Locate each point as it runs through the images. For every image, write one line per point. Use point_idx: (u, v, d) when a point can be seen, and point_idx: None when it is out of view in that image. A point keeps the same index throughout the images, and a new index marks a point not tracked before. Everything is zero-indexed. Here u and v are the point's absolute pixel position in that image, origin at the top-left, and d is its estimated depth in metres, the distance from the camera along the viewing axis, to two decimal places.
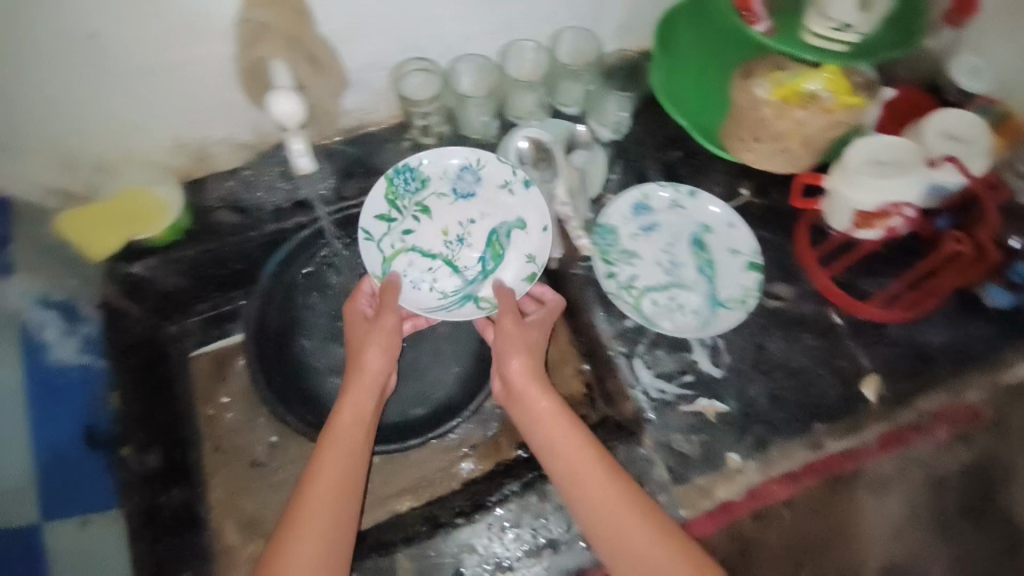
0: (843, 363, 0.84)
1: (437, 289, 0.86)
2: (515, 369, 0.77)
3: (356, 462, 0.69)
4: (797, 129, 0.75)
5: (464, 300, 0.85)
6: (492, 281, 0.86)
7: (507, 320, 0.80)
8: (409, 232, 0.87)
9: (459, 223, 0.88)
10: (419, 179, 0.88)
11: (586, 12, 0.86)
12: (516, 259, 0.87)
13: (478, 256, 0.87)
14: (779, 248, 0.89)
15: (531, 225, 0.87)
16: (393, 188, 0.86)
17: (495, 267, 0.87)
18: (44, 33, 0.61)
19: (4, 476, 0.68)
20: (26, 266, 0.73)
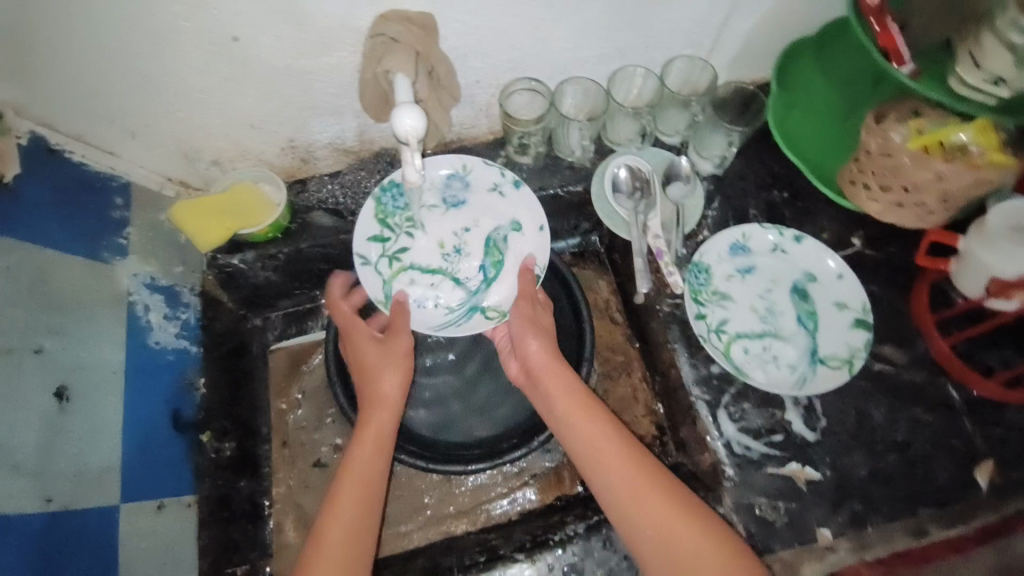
0: (956, 443, 0.75)
1: (442, 305, 0.82)
2: (533, 349, 0.75)
3: (370, 471, 0.68)
4: (934, 184, 0.68)
5: (472, 312, 0.82)
6: (497, 289, 0.83)
7: (522, 304, 0.78)
8: (403, 252, 0.83)
9: (454, 234, 0.85)
10: (407, 194, 0.85)
11: (699, 42, 0.84)
12: (515, 263, 0.84)
13: (478, 265, 0.83)
14: (890, 307, 0.82)
15: (527, 227, 0.84)
16: (381, 206, 0.83)
17: (497, 274, 0.83)
18: (192, 32, 0.64)
19: (95, 455, 0.62)
20: (139, 249, 0.75)
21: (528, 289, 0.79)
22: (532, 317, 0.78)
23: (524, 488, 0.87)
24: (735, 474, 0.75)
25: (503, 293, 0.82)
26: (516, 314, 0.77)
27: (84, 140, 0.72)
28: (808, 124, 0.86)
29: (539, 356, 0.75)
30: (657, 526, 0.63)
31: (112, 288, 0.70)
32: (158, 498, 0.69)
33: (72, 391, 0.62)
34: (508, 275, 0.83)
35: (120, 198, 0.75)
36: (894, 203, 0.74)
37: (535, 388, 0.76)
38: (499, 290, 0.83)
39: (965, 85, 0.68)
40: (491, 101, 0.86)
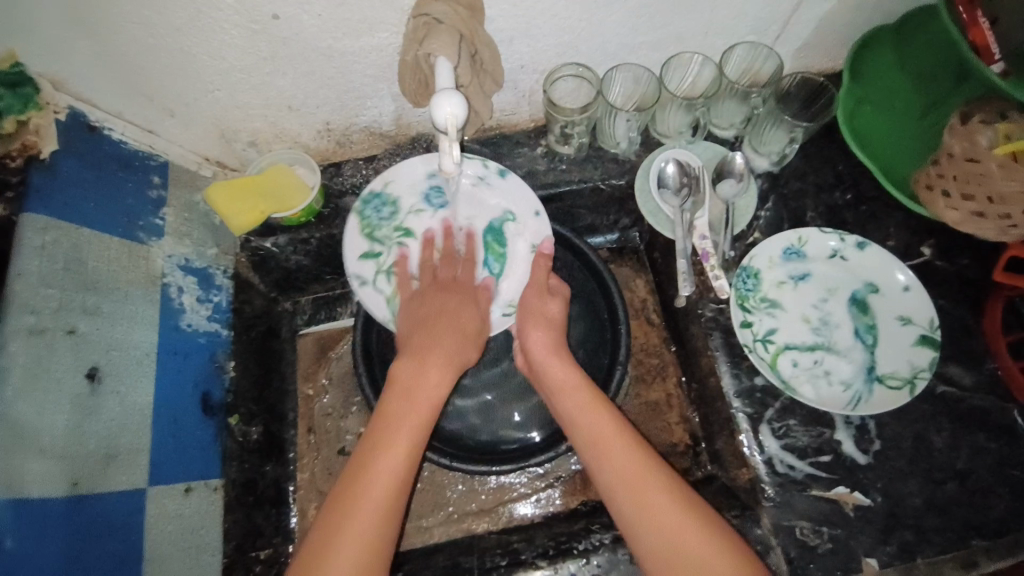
0: (1023, 475, 0.69)
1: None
2: (536, 340, 0.74)
3: (429, 405, 0.66)
4: (1021, 195, 0.61)
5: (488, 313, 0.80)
6: (506, 285, 0.81)
7: (529, 293, 0.76)
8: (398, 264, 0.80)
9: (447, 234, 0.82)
10: (389, 203, 0.81)
11: (763, 28, 0.78)
12: (517, 254, 0.81)
13: (481, 262, 0.81)
14: (957, 323, 0.75)
15: (522, 214, 0.81)
16: (366, 221, 0.80)
17: (501, 267, 0.81)
18: (233, 10, 0.62)
19: (123, 439, 0.62)
20: (174, 229, 0.75)
21: (541, 279, 0.76)
22: (534, 307, 0.75)
23: (549, 489, 0.86)
24: (776, 493, 0.71)
25: (514, 288, 0.80)
26: (523, 304, 0.76)
27: (124, 118, 0.71)
28: (880, 120, 0.80)
29: (541, 346, 0.73)
30: (656, 511, 0.58)
31: (147, 269, 0.70)
32: (185, 480, 0.69)
33: (104, 373, 0.62)
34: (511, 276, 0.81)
35: (156, 176, 0.74)
36: (974, 212, 0.67)
37: (540, 380, 0.74)
38: (510, 286, 0.80)
39: None
40: (535, 87, 0.82)
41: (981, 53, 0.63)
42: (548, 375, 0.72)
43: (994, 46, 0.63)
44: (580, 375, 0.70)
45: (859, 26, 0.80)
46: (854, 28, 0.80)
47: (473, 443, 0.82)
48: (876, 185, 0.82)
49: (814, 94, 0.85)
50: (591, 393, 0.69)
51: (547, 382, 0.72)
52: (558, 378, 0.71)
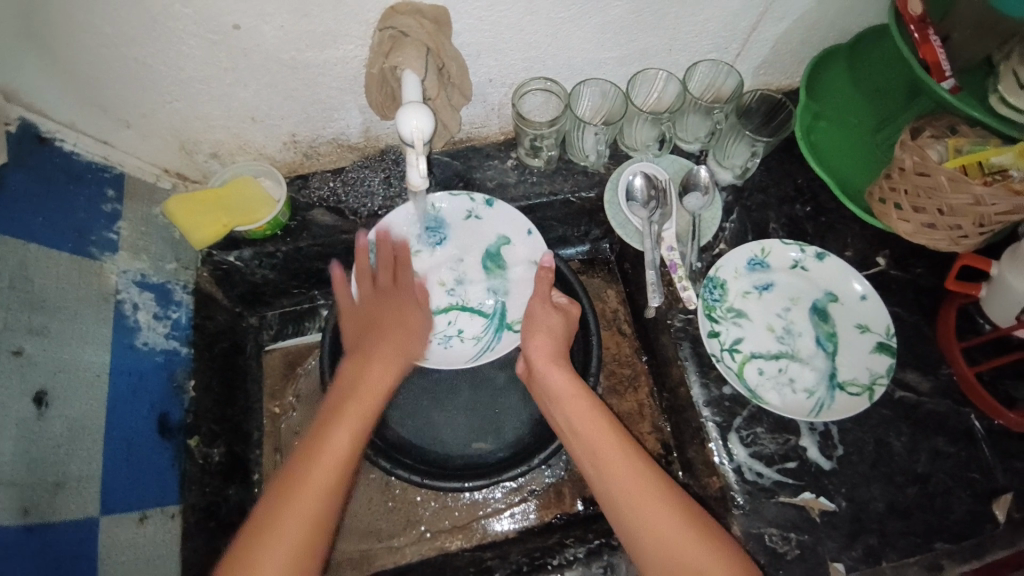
0: (979, 477, 0.71)
1: (466, 337, 0.81)
2: (535, 348, 0.73)
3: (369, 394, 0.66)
4: (972, 206, 0.64)
5: (499, 332, 0.81)
6: (512, 304, 0.82)
7: (532, 304, 0.75)
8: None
9: (449, 267, 0.83)
10: None
11: (727, 45, 0.80)
12: (517, 272, 0.83)
13: (484, 287, 0.83)
14: (914, 331, 0.78)
15: (515, 237, 0.83)
16: None
17: (506, 290, 0.82)
18: (190, 20, 0.60)
19: (72, 464, 0.59)
20: (129, 245, 0.72)
21: (543, 291, 0.74)
22: (539, 316, 0.74)
23: (523, 504, 0.85)
24: (745, 501, 0.72)
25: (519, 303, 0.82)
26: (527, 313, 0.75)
27: (76, 129, 0.68)
28: (838, 132, 0.84)
29: (539, 354, 0.72)
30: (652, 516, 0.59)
31: (99, 286, 0.67)
32: (140, 508, 0.66)
33: (52, 397, 0.59)
34: (515, 294, 0.82)
35: (111, 190, 0.71)
36: (927, 223, 0.70)
37: (536, 386, 0.73)
38: (514, 300, 0.82)
39: (1008, 104, 0.64)
40: (504, 101, 0.82)
41: (933, 71, 0.65)
42: (548, 382, 0.71)
43: (944, 63, 0.65)
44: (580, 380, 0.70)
45: (814, 46, 0.84)
46: (810, 47, 0.83)
47: (446, 459, 0.81)
48: (835, 197, 0.85)
49: (774, 109, 0.88)
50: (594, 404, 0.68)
51: (545, 387, 0.71)
52: (559, 382, 0.70)
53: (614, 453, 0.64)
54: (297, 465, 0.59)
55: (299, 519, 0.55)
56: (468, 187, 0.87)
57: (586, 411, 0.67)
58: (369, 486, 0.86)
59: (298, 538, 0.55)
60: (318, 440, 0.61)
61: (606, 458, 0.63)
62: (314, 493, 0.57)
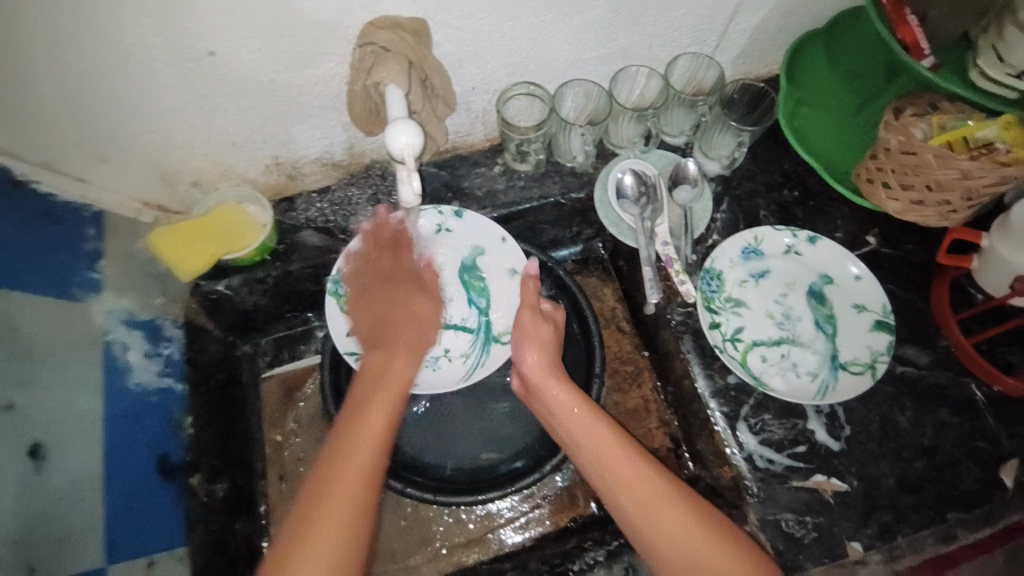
0: (983, 445, 0.72)
1: (455, 356, 0.78)
2: (529, 363, 0.71)
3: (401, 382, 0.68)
4: (959, 181, 0.65)
5: (488, 346, 0.78)
6: (497, 316, 0.79)
7: (521, 313, 0.73)
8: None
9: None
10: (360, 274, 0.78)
11: (705, 38, 0.81)
12: (499, 283, 0.81)
13: (466, 301, 0.80)
14: (908, 306, 0.79)
15: (488, 245, 0.82)
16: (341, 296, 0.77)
17: (488, 301, 0.80)
18: (164, 49, 0.59)
19: (73, 515, 0.57)
20: (115, 283, 0.70)
21: (532, 299, 0.72)
22: (529, 327, 0.73)
23: (536, 511, 0.84)
24: (759, 489, 0.72)
25: (505, 313, 0.79)
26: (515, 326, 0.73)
27: (53, 169, 0.66)
28: (820, 115, 0.85)
29: (535, 369, 0.71)
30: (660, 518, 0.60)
31: (87, 329, 0.65)
32: (146, 553, 0.63)
33: (48, 449, 0.57)
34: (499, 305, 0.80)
35: (92, 229, 0.70)
36: (914, 201, 0.71)
37: (535, 400, 0.72)
38: (499, 311, 0.79)
39: (988, 78, 0.66)
40: (488, 107, 0.82)
41: (912, 50, 0.67)
42: (547, 398, 0.69)
43: (923, 42, 0.66)
44: (580, 395, 0.68)
45: (790, 33, 0.84)
46: (786, 34, 0.84)
47: (457, 472, 0.80)
48: (821, 180, 0.86)
49: (757, 98, 0.89)
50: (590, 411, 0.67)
51: (545, 402, 0.69)
52: (557, 396, 0.69)
53: (624, 464, 0.63)
54: (337, 450, 0.60)
55: (340, 506, 0.57)
56: (458, 196, 0.86)
57: (584, 421, 0.67)
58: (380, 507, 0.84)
59: (344, 521, 0.56)
60: (357, 426, 0.62)
61: (616, 470, 0.63)
62: (352, 480, 0.58)
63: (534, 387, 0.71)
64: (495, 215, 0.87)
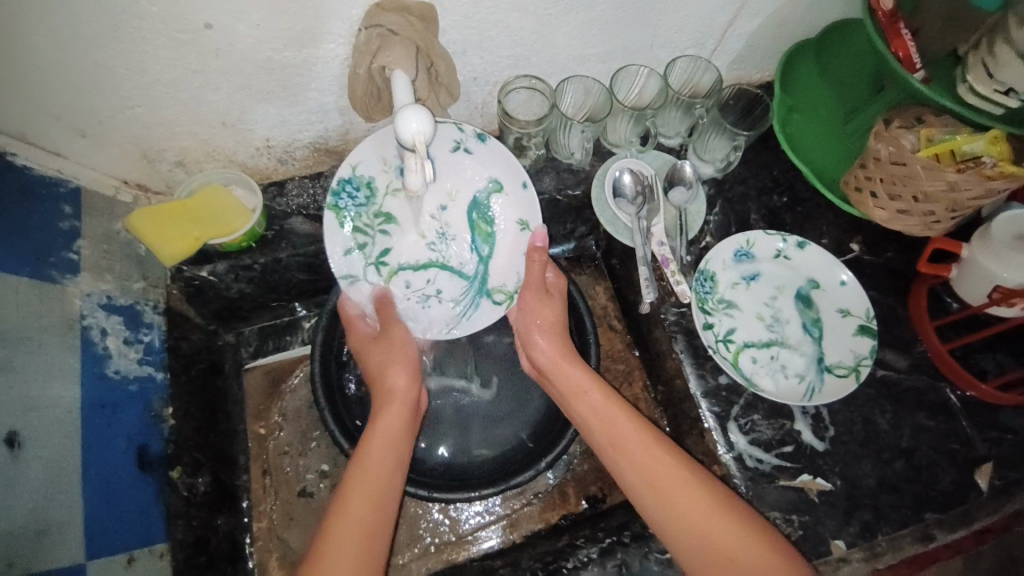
0: (958, 448, 0.76)
1: (447, 300, 0.78)
2: (541, 346, 0.73)
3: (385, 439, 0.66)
4: (946, 192, 0.68)
5: (479, 298, 0.78)
6: (495, 268, 0.78)
7: (528, 296, 0.75)
8: (386, 256, 0.77)
9: (431, 216, 0.77)
10: (364, 186, 0.73)
11: (705, 41, 0.81)
12: (508, 232, 0.78)
13: (469, 244, 0.78)
14: (890, 312, 0.82)
15: (507, 187, 0.76)
16: (342, 212, 0.73)
17: (490, 249, 0.78)
18: (158, 18, 0.56)
19: (52, 508, 0.54)
20: (91, 266, 0.66)
21: (539, 279, 0.74)
22: (537, 310, 0.74)
23: (526, 507, 0.84)
24: (748, 488, 0.73)
25: (506, 267, 0.78)
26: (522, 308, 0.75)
27: (27, 141, 0.62)
28: (812, 122, 0.86)
29: (547, 354, 0.73)
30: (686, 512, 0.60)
31: (63, 312, 0.61)
32: (126, 549, 0.60)
33: (25, 438, 0.53)
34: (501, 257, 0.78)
35: (68, 206, 0.66)
36: (900, 210, 0.74)
37: (547, 382, 0.74)
38: (501, 261, 0.78)
39: (975, 94, 0.68)
40: (487, 99, 0.80)
41: (904, 63, 0.69)
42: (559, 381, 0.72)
43: (915, 57, 0.69)
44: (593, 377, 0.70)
45: (785, 41, 0.86)
46: (780, 42, 0.86)
47: (444, 468, 0.80)
48: (810, 186, 0.88)
49: (751, 103, 0.91)
50: (608, 404, 0.68)
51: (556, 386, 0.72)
52: (574, 378, 0.70)
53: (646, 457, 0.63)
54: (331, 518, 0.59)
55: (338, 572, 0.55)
56: None
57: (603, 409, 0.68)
58: None
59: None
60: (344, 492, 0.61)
61: (641, 462, 0.63)
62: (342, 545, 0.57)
63: (544, 367, 0.73)
64: None
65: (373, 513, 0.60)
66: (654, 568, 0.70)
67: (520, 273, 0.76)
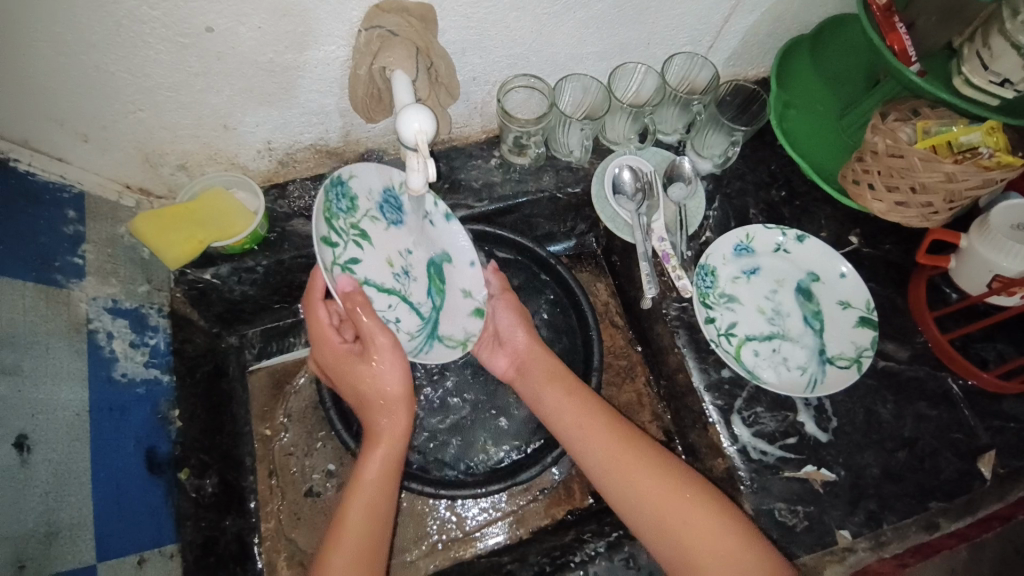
0: (960, 437, 0.76)
1: (401, 330, 0.73)
2: (520, 340, 0.77)
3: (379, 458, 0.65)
4: (945, 183, 0.69)
5: (431, 342, 0.75)
6: (446, 319, 0.77)
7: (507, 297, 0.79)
8: (353, 262, 0.68)
9: (401, 248, 0.74)
10: (349, 196, 0.68)
11: (701, 38, 0.82)
12: (458, 295, 0.78)
13: (426, 290, 0.76)
14: (889, 304, 0.83)
15: (460, 258, 0.78)
16: (328, 206, 0.65)
17: (443, 303, 0.77)
18: (159, 22, 0.56)
19: (64, 509, 0.55)
20: (96, 270, 0.67)
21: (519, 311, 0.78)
22: (514, 305, 0.79)
23: (531, 503, 0.84)
24: (753, 479, 0.74)
25: (455, 321, 0.77)
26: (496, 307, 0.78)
27: (29, 146, 0.63)
28: (807, 119, 0.87)
29: (528, 348, 0.77)
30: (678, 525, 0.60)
31: (69, 316, 0.62)
32: (138, 550, 0.61)
33: (34, 441, 0.54)
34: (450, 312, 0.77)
35: (73, 211, 0.67)
36: (898, 202, 0.74)
37: (522, 379, 0.76)
38: (450, 316, 0.77)
39: (971, 85, 0.70)
40: (487, 98, 0.81)
41: (901, 56, 0.69)
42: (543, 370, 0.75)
43: (910, 50, 0.69)
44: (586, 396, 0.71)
45: (780, 37, 0.87)
46: (776, 38, 0.86)
47: (450, 466, 0.80)
48: (807, 180, 0.88)
49: (748, 99, 0.91)
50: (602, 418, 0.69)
51: (535, 379, 0.74)
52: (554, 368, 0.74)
53: (635, 469, 0.64)
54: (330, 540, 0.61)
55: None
56: (454, 187, 0.86)
57: (592, 423, 0.69)
58: None
59: None
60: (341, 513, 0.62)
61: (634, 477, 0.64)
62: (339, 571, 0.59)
63: (524, 361, 0.77)
64: (491, 208, 0.87)
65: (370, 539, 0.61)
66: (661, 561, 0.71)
67: (474, 327, 0.77)
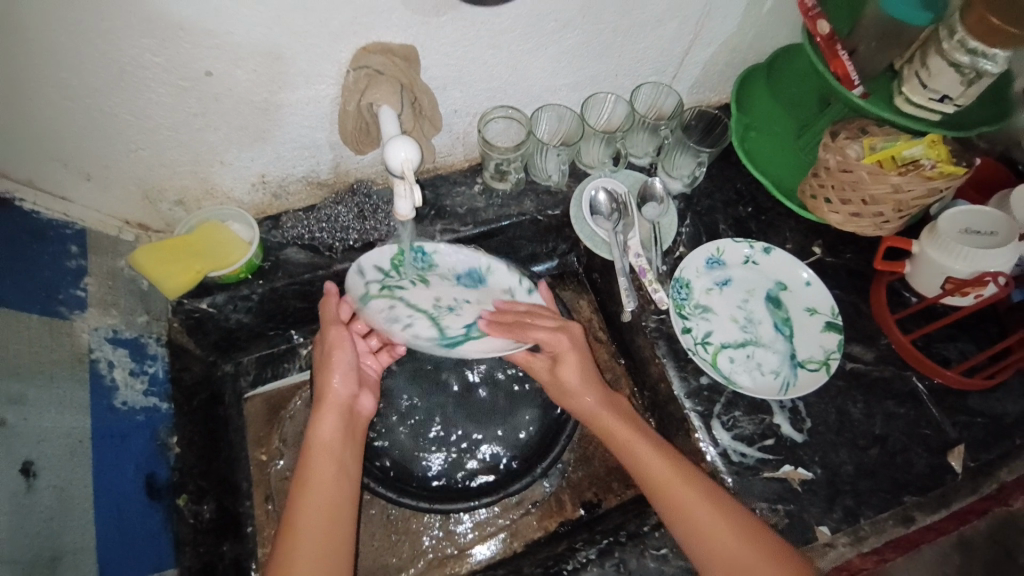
0: (928, 433, 0.81)
1: (408, 332, 0.74)
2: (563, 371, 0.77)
3: (326, 460, 0.67)
4: (892, 194, 0.75)
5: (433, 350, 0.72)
6: (469, 346, 0.74)
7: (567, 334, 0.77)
8: (399, 288, 0.78)
9: (455, 295, 0.80)
10: (429, 261, 0.81)
11: (666, 69, 0.89)
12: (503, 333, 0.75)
13: (466, 323, 0.76)
14: (854, 309, 0.88)
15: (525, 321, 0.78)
16: (401, 255, 0.80)
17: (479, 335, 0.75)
18: (161, 68, 0.61)
19: (68, 535, 0.56)
20: (97, 302, 0.70)
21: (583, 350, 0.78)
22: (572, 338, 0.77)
23: (524, 516, 0.86)
24: (734, 481, 0.77)
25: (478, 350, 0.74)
26: (534, 341, 0.74)
27: (34, 186, 0.67)
28: (766, 140, 0.94)
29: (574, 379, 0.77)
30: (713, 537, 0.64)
31: (72, 346, 0.65)
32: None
33: (40, 467, 0.56)
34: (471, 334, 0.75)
35: (74, 246, 0.70)
36: (853, 213, 0.80)
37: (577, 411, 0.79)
38: (472, 349, 0.74)
39: (912, 103, 0.76)
40: (468, 129, 0.86)
41: (844, 79, 0.76)
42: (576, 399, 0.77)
43: (852, 74, 0.76)
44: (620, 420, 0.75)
45: (738, 66, 0.94)
46: (734, 67, 0.94)
47: (444, 481, 0.82)
48: (771, 197, 0.94)
49: (711, 124, 0.98)
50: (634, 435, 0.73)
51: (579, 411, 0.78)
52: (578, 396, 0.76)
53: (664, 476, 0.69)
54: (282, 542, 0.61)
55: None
56: (440, 213, 0.90)
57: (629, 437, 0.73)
58: (370, 524, 0.85)
59: None
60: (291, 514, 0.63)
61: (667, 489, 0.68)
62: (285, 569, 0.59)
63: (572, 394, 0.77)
64: (476, 232, 0.91)
65: (324, 539, 0.62)
66: (651, 565, 0.74)
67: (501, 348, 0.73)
